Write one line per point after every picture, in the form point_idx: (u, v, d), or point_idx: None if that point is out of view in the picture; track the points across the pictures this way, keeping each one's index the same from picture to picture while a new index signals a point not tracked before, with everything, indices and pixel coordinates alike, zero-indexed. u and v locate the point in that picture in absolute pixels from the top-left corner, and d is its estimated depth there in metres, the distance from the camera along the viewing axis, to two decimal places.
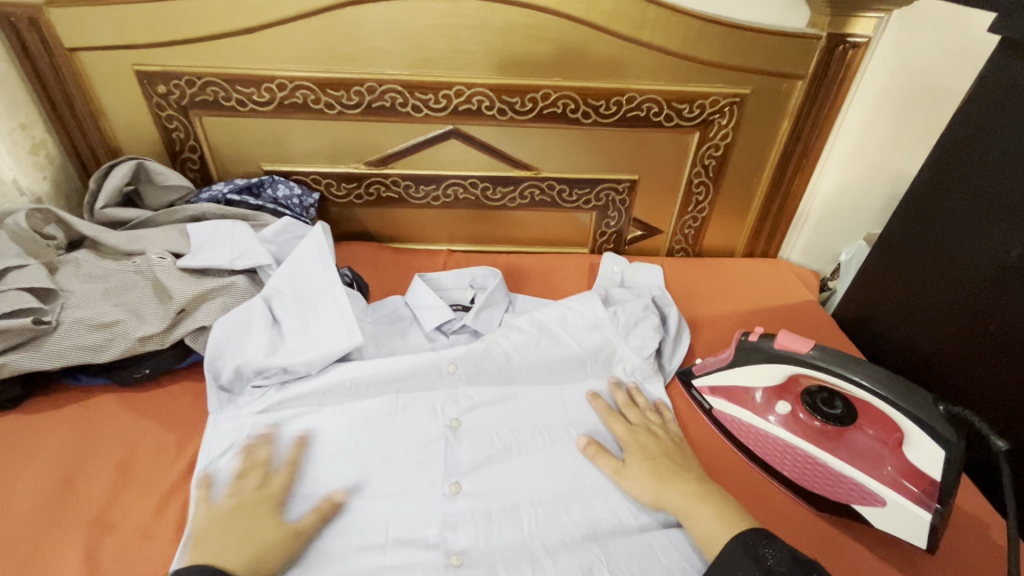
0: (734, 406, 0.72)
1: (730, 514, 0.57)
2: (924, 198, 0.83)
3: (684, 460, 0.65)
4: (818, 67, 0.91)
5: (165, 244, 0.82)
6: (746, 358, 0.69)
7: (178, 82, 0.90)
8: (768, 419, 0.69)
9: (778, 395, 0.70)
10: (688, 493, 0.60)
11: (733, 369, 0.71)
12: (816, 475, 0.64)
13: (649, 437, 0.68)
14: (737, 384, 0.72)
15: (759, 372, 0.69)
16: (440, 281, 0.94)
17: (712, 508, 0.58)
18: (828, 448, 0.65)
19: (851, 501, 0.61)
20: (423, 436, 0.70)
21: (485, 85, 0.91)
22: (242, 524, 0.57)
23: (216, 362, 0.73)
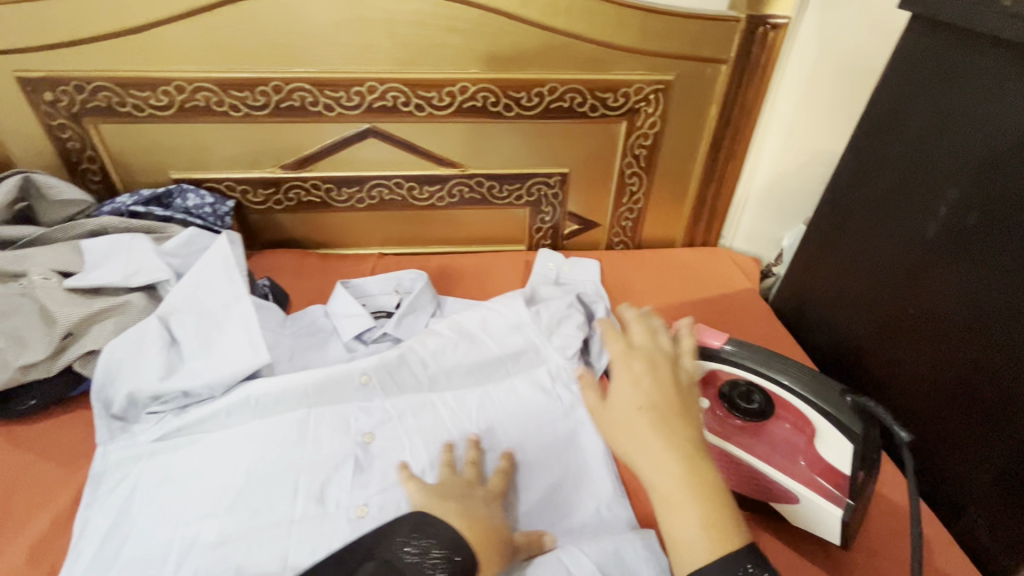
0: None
1: (718, 526, 0.43)
2: (847, 180, 0.81)
3: (677, 414, 0.48)
4: (740, 50, 0.89)
5: (53, 263, 0.76)
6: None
7: (66, 88, 0.84)
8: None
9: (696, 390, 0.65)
10: (671, 474, 0.45)
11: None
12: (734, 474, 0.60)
13: (649, 377, 0.51)
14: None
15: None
16: (364, 287, 0.90)
17: (695, 508, 0.44)
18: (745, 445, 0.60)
19: (767, 498, 0.59)
20: (331, 454, 0.66)
21: (398, 80, 0.87)
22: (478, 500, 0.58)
23: (107, 391, 0.68)
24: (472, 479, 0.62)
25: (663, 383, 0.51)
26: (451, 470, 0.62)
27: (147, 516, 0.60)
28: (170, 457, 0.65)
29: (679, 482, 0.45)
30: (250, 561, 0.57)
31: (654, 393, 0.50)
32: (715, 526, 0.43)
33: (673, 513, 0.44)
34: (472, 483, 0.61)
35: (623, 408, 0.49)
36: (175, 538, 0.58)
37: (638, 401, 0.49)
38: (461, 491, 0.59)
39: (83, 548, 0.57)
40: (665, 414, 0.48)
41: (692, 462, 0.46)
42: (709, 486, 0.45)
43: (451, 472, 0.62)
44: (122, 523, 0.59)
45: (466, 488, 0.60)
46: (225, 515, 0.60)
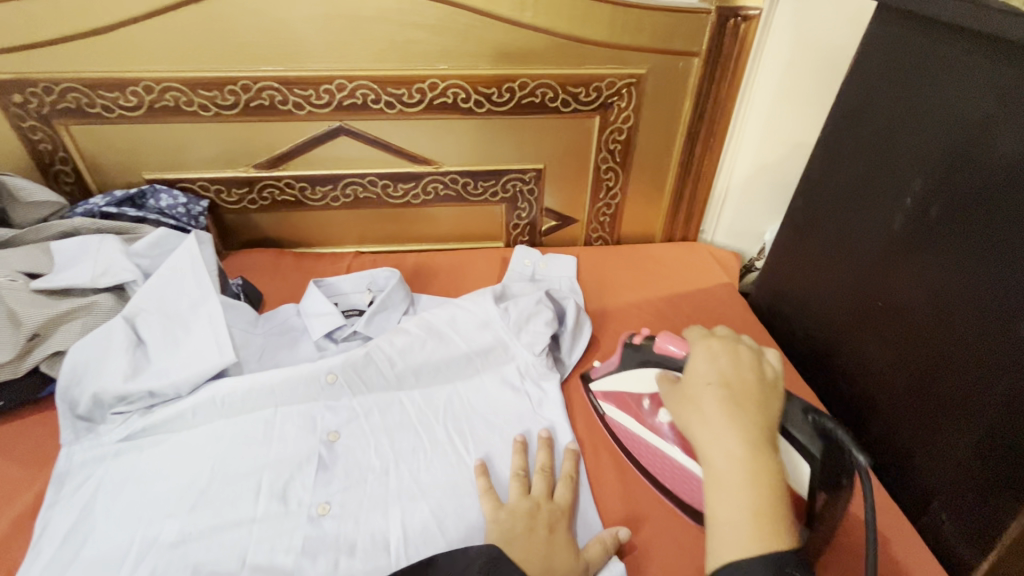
0: (624, 413, 0.69)
1: (766, 513, 0.47)
2: (819, 173, 0.81)
3: (749, 399, 0.53)
4: (711, 42, 0.88)
5: (20, 265, 0.76)
6: (632, 362, 0.69)
7: (34, 90, 0.84)
8: (654, 428, 0.66)
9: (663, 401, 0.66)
10: (729, 455, 0.50)
11: (620, 373, 0.71)
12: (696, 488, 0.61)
13: (727, 361, 0.57)
14: (625, 390, 0.69)
15: (641, 375, 0.68)
16: (338, 286, 0.90)
17: (748, 493, 0.48)
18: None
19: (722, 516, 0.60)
20: (298, 453, 0.66)
21: (367, 78, 0.86)
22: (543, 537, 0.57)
23: (72, 392, 0.68)
24: (542, 496, 0.61)
25: (744, 371, 0.56)
26: (522, 489, 0.62)
27: (108, 516, 0.60)
28: (133, 458, 0.65)
29: (736, 464, 0.50)
30: (209, 559, 0.57)
31: (727, 373, 0.55)
32: (761, 512, 0.48)
33: (721, 489, 0.50)
34: (540, 502, 0.60)
35: (696, 384, 0.56)
36: (136, 537, 0.58)
37: (713, 378, 0.55)
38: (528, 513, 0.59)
39: (42, 548, 0.57)
40: (735, 398, 0.53)
41: (753, 447, 0.50)
42: (762, 471, 0.49)
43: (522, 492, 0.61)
44: (83, 522, 0.59)
45: (532, 508, 0.59)
46: (186, 515, 0.60)
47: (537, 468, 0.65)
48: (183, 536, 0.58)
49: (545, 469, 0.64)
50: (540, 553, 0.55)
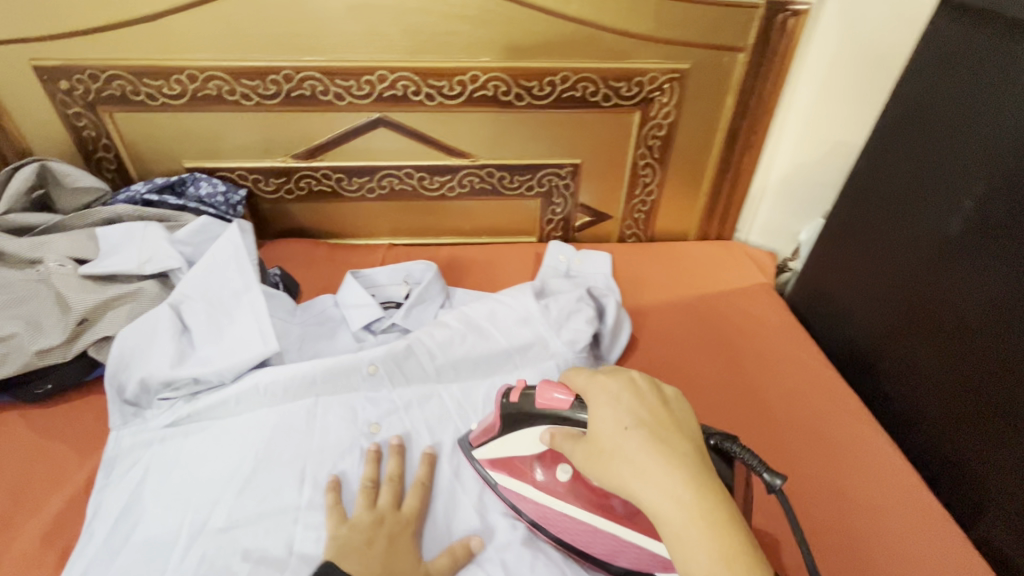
0: (517, 480, 0.60)
1: (738, 557, 0.40)
2: (870, 173, 0.80)
3: (669, 430, 0.47)
4: (759, 38, 0.86)
5: (69, 250, 0.78)
6: (515, 421, 0.59)
7: (81, 77, 0.85)
8: (556, 492, 0.58)
9: (556, 460, 0.58)
10: (680, 503, 0.42)
11: (506, 437, 0.60)
12: (613, 545, 0.55)
13: (631, 402, 0.49)
14: (515, 456, 0.60)
15: (529, 436, 0.58)
16: (374, 278, 0.90)
17: (712, 539, 0.41)
18: (614, 515, 0.55)
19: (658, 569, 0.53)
20: (339, 443, 0.67)
21: (409, 69, 0.86)
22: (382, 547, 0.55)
23: (120, 376, 0.69)
24: (387, 507, 0.59)
25: (653, 403, 0.49)
26: (368, 502, 0.59)
27: (157, 501, 0.60)
28: (180, 444, 0.66)
29: (688, 513, 0.42)
30: (256, 547, 0.57)
31: (636, 411, 0.48)
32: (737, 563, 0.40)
33: (685, 549, 0.41)
34: (386, 514, 0.58)
35: (610, 435, 0.47)
36: (186, 524, 0.58)
37: (632, 424, 0.47)
38: (367, 531, 0.56)
39: (94, 529, 0.58)
40: (660, 437, 0.46)
41: (699, 485, 0.43)
42: (720, 508, 0.42)
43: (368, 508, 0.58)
44: (133, 506, 0.60)
45: (375, 524, 0.57)
46: (232, 502, 0.60)
47: (387, 478, 0.62)
48: (228, 524, 0.58)
49: (393, 479, 0.62)
50: (379, 562, 0.54)
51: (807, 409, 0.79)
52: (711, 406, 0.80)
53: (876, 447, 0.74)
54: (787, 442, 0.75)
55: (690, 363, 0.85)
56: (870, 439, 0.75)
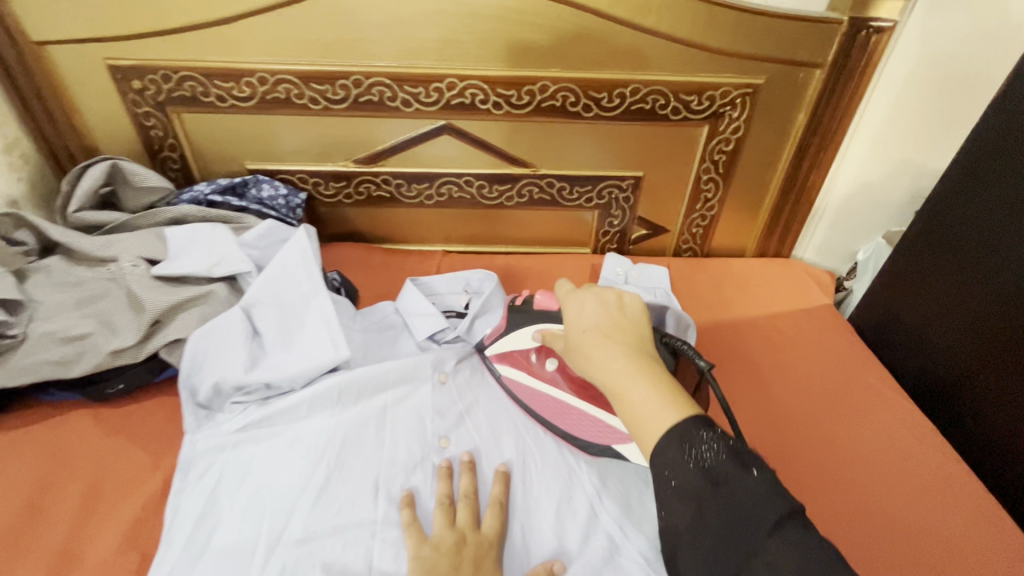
0: (515, 370, 0.71)
1: (662, 398, 0.49)
2: (955, 199, 0.79)
3: (621, 326, 0.56)
4: (838, 55, 0.84)
5: (139, 250, 0.78)
6: (515, 323, 0.73)
7: (153, 77, 0.85)
8: (545, 379, 0.69)
9: (548, 352, 0.69)
10: (617, 369, 0.52)
11: (508, 334, 0.73)
12: (585, 424, 0.65)
13: (589, 302, 0.58)
14: (515, 349, 0.72)
15: (523, 333, 0.71)
16: (433, 286, 0.89)
17: (644, 388, 0.50)
18: (592, 397, 0.66)
19: (613, 442, 0.64)
20: (410, 455, 0.66)
21: (480, 78, 0.85)
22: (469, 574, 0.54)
23: (193, 379, 0.69)
24: (467, 526, 0.58)
25: (609, 308, 0.57)
26: (447, 519, 0.58)
27: (234, 508, 0.60)
28: (252, 450, 0.65)
29: (626, 376, 0.51)
30: (336, 560, 0.57)
31: (595, 311, 0.57)
32: (656, 402, 0.49)
33: (624, 400, 0.51)
34: (466, 534, 0.57)
35: (572, 330, 0.57)
36: (264, 534, 0.58)
37: (587, 325, 0.56)
38: (453, 549, 0.55)
39: (175, 535, 0.58)
40: (606, 330, 0.55)
41: (632, 356, 0.52)
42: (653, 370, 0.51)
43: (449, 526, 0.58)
44: (211, 513, 0.60)
45: (457, 544, 0.56)
46: (309, 511, 0.60)
47: (461, 494, 0.61)
48: (306, 535, 0.58)
49: (469, 495, 0.61)
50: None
51: (883, 439, 0.77)
52: (783, 430, 0.78)
53: (962, 486, 0.71)
54: (866, 471, 0.73)
55: (760, 387, 0.84)
56: (959, 481, 0.72)
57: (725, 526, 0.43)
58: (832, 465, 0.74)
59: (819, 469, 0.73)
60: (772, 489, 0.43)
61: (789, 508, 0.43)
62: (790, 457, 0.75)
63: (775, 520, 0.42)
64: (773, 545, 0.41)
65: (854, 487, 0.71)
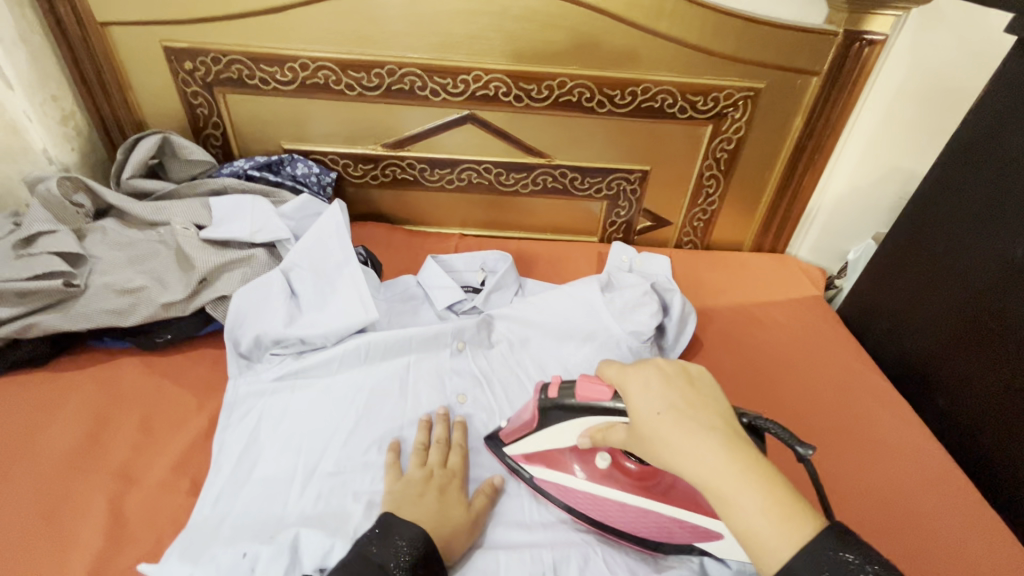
0: (556, 471, 0.64)
1: (780, 506, 0.43)
2: (936, 199, 0.86)
3: (698, 407, 0.48)
4: (834, 65, 0.92)
5: (188, 216, 0.85)
6: (551, 417, 0.62)
7: (204, 59, 0.92)
8: (598, 479, 0.62)
9: (592, 451, 0.62)
10: (719, 472, 0.44)
11: (541, 434, 0.63)
12: (660, 527, 0.59)
13: (657, 381, 0.51)
14: (550, 449, 0.64)
15: (568, 431, 0.61)
16: (452, 263, 0.96)
17: (754, 491, 0.44)
18: (652, 493, 0.60)
19: (695, 541, 0.58)
20: (431, 408, 0.73)
21: (502, 72, 0.93)
22: (433, 499, 0.59)
23: (236, 331, 0.76)
24: (435, 464, 0.63)
25: (679, 384, 0.50)
26: (419, 460, 0.63)
27: (273, 444, 0.67)
28: (287, 396, 0.72)
29: (729, 477, 0.44)
30: (364, 491, 0.63)
31: (667, 392, 0.50)
32: (777, 509, 0.43)
33: (732, 505, 0.44)
34: (434, 470, 0.62)
35: (645, 420, 0.49)
36: (302, 467, 0.65)
37: (660, 407, 0.49)
38: (419, 483, 0.60)
39: (221, 463, 0.65)
40: (682, 408, 0.48)
41: (730, 448, 0.46)
42: (757, 465, 0.45)
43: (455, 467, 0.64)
44: (253, 445, 0.67)
45: (445, 482, 0.61)
46: (341, 449, 0.66)
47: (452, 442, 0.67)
48: (336, 470, 0.65)
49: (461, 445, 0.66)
50: (432, 511, 0.57)
51: (856, 412, 0.85)
52: (768, 407, 0.85)
53: (927, 455, 0.79)
54: (844, 443, 0.80)
55: (751, 366, 0.91)
56: (918, 444, 0.80)
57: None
58: (809, 435, 0.81)
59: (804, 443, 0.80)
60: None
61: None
62: None
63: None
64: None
65: (832, 458, 0.78)
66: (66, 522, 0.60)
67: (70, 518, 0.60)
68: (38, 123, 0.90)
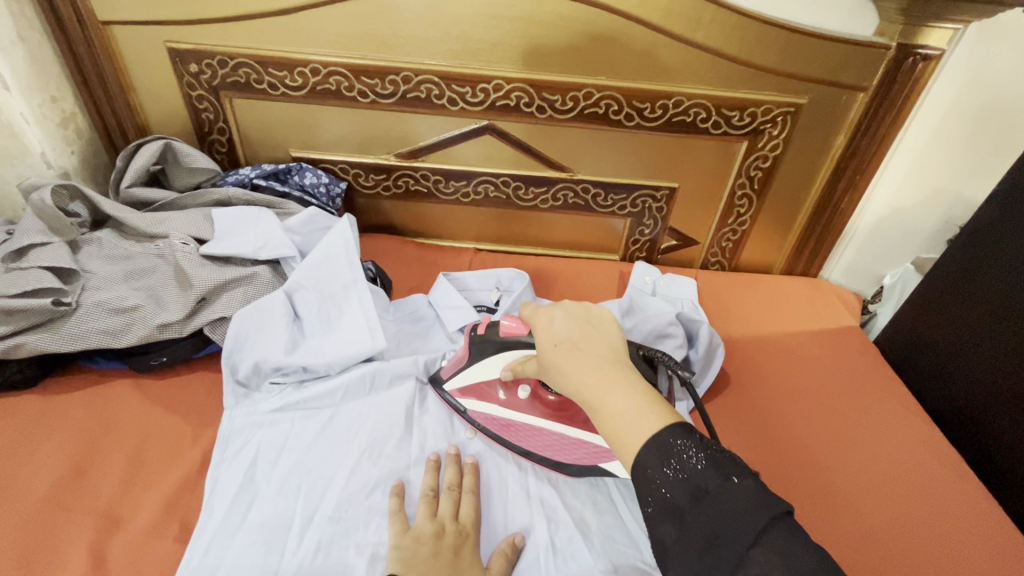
0: (483, 403, 0.69)
1: (643, 406, 0.46)
2: (991, 229, 0.79)
3: (589, 336, 0.52)
4: (883, 80, 0.85)
5: (188, 229, 0.80)
6: (480, 353, 0.69)
7: (210, 62, 0.88)
8: (519, 407, 0.69)
9: (517, 383, 0.69)
10: (587, 378, 0.48)
11: (470, 367, 0.69)
12: (570, 449, 0.66)
13: (552, 313, 0.55)
14: (480, 381, 0.69)
15: (494, 365, 0.67)
16: (465, 281, 0.91)
17: (619, 397, 0.46)
18: (569, 420, 0.68)
19: (598, 460, 0.65)
20: (438, 445, 0.67)
21: (525, 81, 0.87)
22: (444, 565, 0.53)
23: (234, 357, 0.71)
24: (447, 517, 0.58)
25: (579, 320, 0.53)
26: (429, 511, 0.58)
27: (270, 484, 0.62)
28: (286, 429, 0.67)
29: (600, 389, 0.47)
30: (364, 539, 0.58)
31: (563, 324, 0.53)
32: (639, 411, 0.46)
33: (602, 414, 0.47)
34: (446, 524, 0.57)
35: (545, 349, 0.53)
36: (299, 508, 0.60)
37: (557, 338, 0.52)
38: (429, 538, 0.55)
39: (214, 506, 0.60)
40: (576, 339, 0.52)
41: (607, 365, 0.49)
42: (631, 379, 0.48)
43: (464, 520, 0.59)
44: (248, 485, 0.61)
45: (454, 539, 0.56)
46: (342, 489, 0.61)
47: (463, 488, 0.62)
48: (337, 513, 0.59)
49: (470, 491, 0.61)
50: None
51: (899, 455, 0.78)
52: (803, 447, 0.79)
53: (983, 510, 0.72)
54: (887, 491, 0.74)
55: (785, 402, 0.84)
56: (972, 496, 0.73)
57: (714, 538, 0.39)
58: (853, 481, 0.75)
59: (843, 489, 0.74)
60: (758, 494, 0.40)
61: (775, 516, 0.39)
62: (813, 474, 0.75)
63: (760, 527, 0.38)
64: (759, 560, 0.37)
65: (875, 507, 0.72)
66: (45, 565, 0.55)
67: (49, 560, 0.56)
68: (37, 126, 0.85)
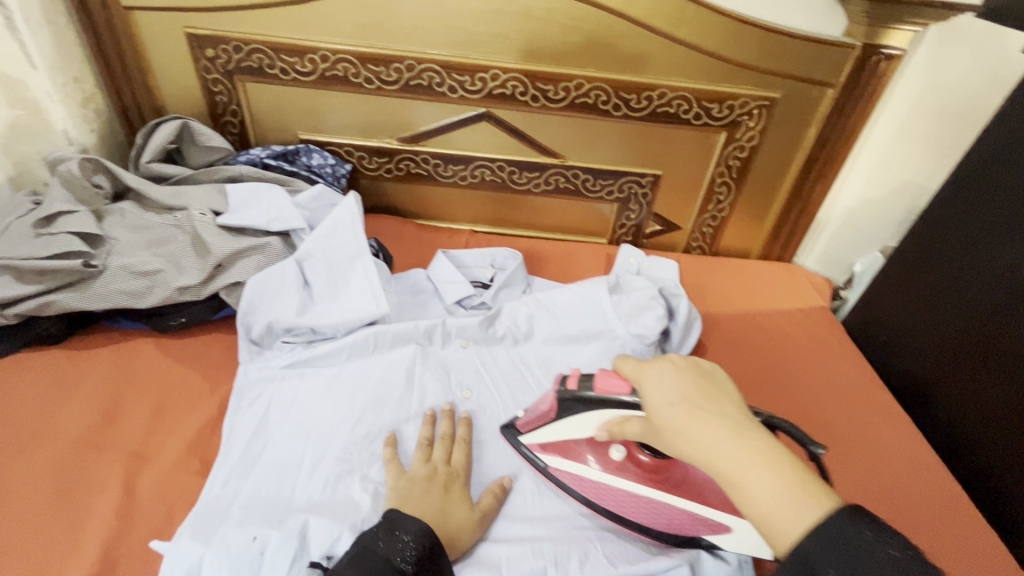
0: (570, 461, 0.65)
1: (794, 487, 0.42)
2: (940, 217, 0.88)
3: (712, 397, 0.48)
4: (850, 77, 0.92)
5: (205, 202, 0.86)
6: (569, 408, 0.64)
7: (225, 47, 0.93)
8: (611, 469, 0.64)
9: (609, 443, 0.64)
10: (725, 451, 0.44)
11: (558, 423, 0.65)
12: (662, 514, 0.61)
13: (663, 370, 0.51)
14: (566, 440, 0.65)
15: (587, 422, 0.63)
16: (462, 258, 0.97)
17: (763, 475, 0.43)
18: (663, 486, 0.62)
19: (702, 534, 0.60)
20: (434, 402, 0.73)
21: (519, 71, 0.93)
22: (438, 496, 0.60)
23: (249, 317, 0.78)
24: (440, 460, 0.65)
25: (690, 376, 0.50)
26: (423, 456, 0.64)
27: (283, 430, 0.68)
28: (297, 384, 0.73)
29: (738, 461, 0.44)
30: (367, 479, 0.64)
31: (679, 385, 0.50)
32: (789, 493, 0.42)
33: (744, 493, 0.43)
34: (438, 467, 0.64)
35: (661, 412, 0.49)
36: (309, 450, 0.66)
37: (674, 399, 0.49)
38: (425, 477, 0.62)
39: (231, 446, 0.66)
40: (695, 399, 0.48)
41: (741, 434, 0.45)
42: (777, 455, 0.44)
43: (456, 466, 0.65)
44: (262, 430, 0.68)
45: (448, 480, 0.63)
46: (348, 437, 0.67)
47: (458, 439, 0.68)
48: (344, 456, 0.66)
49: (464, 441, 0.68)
50: (436, 507, 0.59)
51: (853, 419, 0.86)
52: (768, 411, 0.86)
53: (925, 467, 0.80)
54: (842, 450, 0.82)
55: (755, 372, 0.92)
56: (916, 455, 0.82)
57: None
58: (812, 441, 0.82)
59: None
60: None
61: None
62: None
63: None
64: None
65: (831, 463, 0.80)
66: (79, 494, 0.61)
67: (82, 490, 0.62)
68: (60, 103, 0.91)
